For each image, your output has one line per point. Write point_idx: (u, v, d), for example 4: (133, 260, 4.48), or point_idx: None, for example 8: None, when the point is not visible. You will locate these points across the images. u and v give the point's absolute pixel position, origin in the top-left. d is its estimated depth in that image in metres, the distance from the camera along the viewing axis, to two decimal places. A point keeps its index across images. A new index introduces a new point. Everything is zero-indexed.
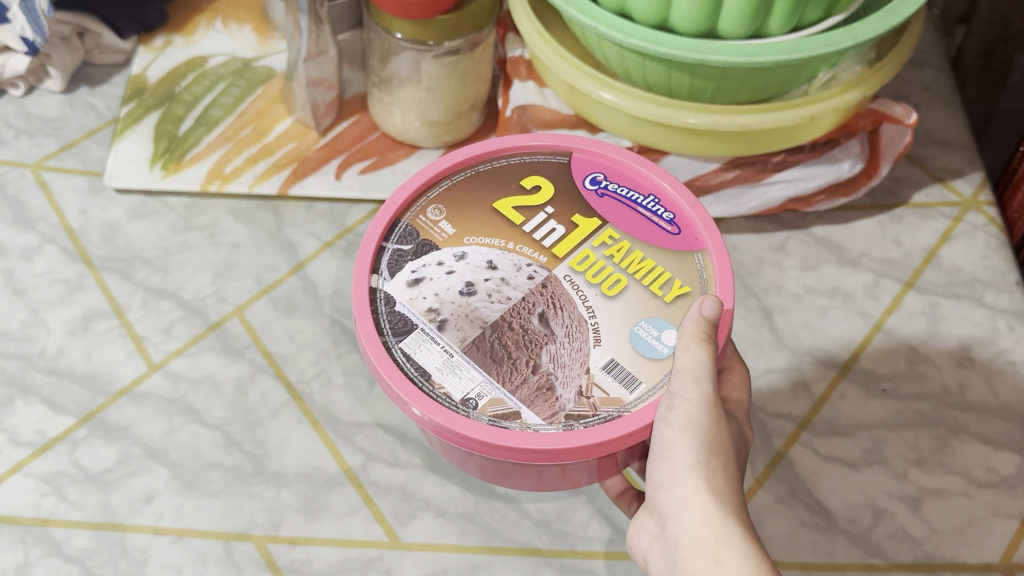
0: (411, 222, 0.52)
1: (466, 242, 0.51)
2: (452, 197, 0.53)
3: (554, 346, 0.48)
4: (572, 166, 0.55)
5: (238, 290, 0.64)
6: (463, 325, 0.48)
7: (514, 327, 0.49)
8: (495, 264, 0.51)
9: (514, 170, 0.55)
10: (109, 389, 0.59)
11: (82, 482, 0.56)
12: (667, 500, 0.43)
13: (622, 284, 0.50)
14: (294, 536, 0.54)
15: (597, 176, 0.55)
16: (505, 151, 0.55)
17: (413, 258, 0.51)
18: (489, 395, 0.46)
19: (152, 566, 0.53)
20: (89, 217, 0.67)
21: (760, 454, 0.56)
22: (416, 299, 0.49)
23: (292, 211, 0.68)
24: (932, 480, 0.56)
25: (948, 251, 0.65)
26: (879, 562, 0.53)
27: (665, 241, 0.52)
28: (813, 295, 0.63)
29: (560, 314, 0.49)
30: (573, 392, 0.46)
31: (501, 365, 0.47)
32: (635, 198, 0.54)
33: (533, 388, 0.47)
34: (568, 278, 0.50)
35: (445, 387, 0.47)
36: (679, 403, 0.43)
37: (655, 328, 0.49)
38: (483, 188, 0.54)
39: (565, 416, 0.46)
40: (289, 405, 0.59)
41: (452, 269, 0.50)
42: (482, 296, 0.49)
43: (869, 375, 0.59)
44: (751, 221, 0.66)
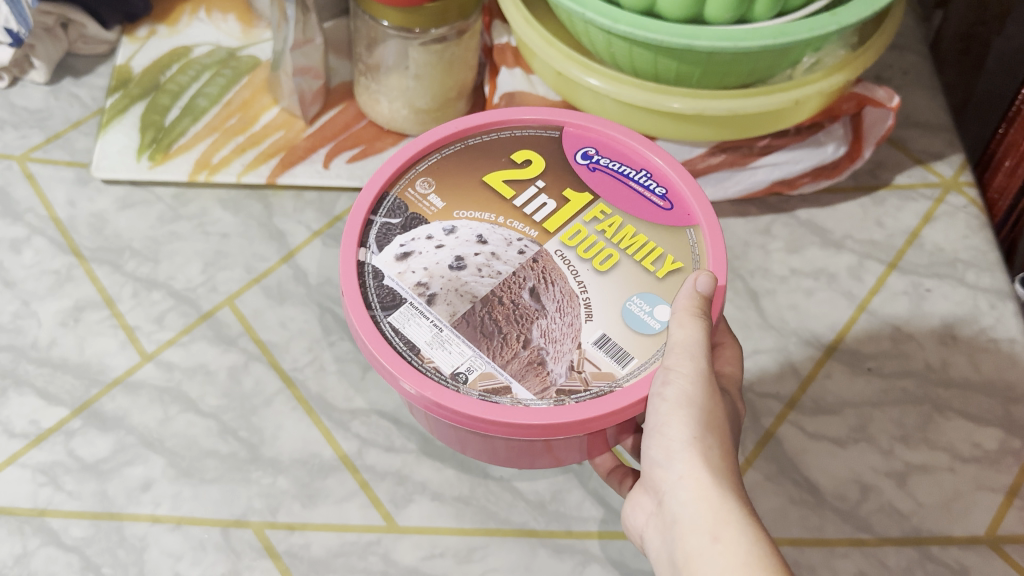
0: (400, 195, 0.53)
1: (456, 216, 0.52)
2: (442, 170, 0.54)
3: (546, 321, 0.49)
4: (562, 141, 0.56)
5: (229, 279, 0.64)
6: (453, 300, 0.49)
7: (504, 301, 0.49)
8: (484, 238, 0.51)
9: (503, 145, 0.55)
10: (103, 379, 0.59)
11: (78, 472, 0.56)
12: (664, 476, 0.43)
13: (613, 259, 0.51)
14: (292, 521, 0.55)
15: (588, 151, 0.55)
16: (493, 125, 0.56)
17: (401, 232, 0.51)
18: (479, 369, 0.47)
19: (151, 554, 0.53)
20: (77, 208, 0.67)
21: (749, 434, 0.57)
22: (405, 274, 0.50)
23: (281, 200, 0.68)
24: (918, 456, 0.57)
25: (930, 232, 0.66)
26: (868, 537, 0.54)
27: (658, 216, 0.53)
28: (799, 277, 0.64)
29: (551, 289, 0.50)
30: (564, 367, 0.47)
31: (492, 339, 0.48)
32: (626, 173, 0.55)
33: (524, 362, 0.47)
34: (559, 253, 0.51)
35: (435, 361, 0.47)
36: (674, 377, 0.44)
37: (648, 303, 0.49)
38: (473, 162, 0.54)
39: (556, 392, 0.46)
40: (283, 392, 0.59)
41: (442, 243, 0.51)
42: (471, 270, 0.50)
43: (854, 354, 0.61)
44: (737, 205, 0.67)
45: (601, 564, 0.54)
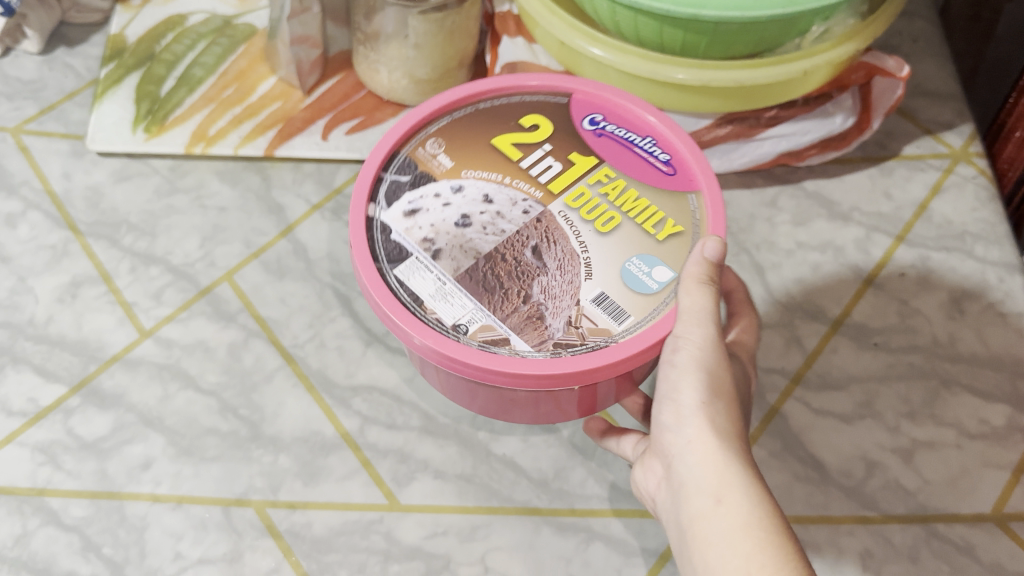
0: (410, 154, 0.52)
1: (463, 174, 0.51)
2: (451, 130, 0.52)
3: (546, 278, 0.48)
4: (571, 107, 0.54)
5: (228, 253, 0.63)
6: (458, 256, 0.48)
7: (506, 259, 0.48)
8: (490, 196, 0.50)
9: (512, 108, 0.54)
10: (101, 356, 0.59)
11: (78, 451, 0.56)
12: (672, 441, 0.43)
13: (615, 222, 0.50)
14: (293, 500, 0.54)
15: (596, 117, 0.54)
16: (502, 90, 0.54)
17: (410, 189, 0.50)
18: (479, 321, 0.46)
19: (153, 533, 0.53)
20: (73, 181, 0.66)
21: (754, 409, 0.57)
22: (412, 229, 0.49)
23: (279, 171, 0.67)
24: (925, 433, 0.56)
25: (939, 203, 0.65)
26: (873, 514, 0.54)
27: (661, 181, 0.52)
28: (805, 250, 0.63)
29: (553, 248, 0.49)
30: (562, 322, 0.46)
31: (493, 294, 0.47)
32: (632, 139, 0.53)
33: (523, 317, 0.47)
34: (562, 214, 0.50)
35: (437, 312, 0.47)
36: (684, 345, 0.44)
37: (646, 264, 0.48)
38: (482, 125, 0.53)
39: (553, 342, 0.46)
40: (283, 369, 0.59)
41: (449, 202, 0.50)
42: (476, 225, 0.49)
43: (861, 329, 0.60)
44: (743, 176, 0.66)
45: (604, 543, 0.53)
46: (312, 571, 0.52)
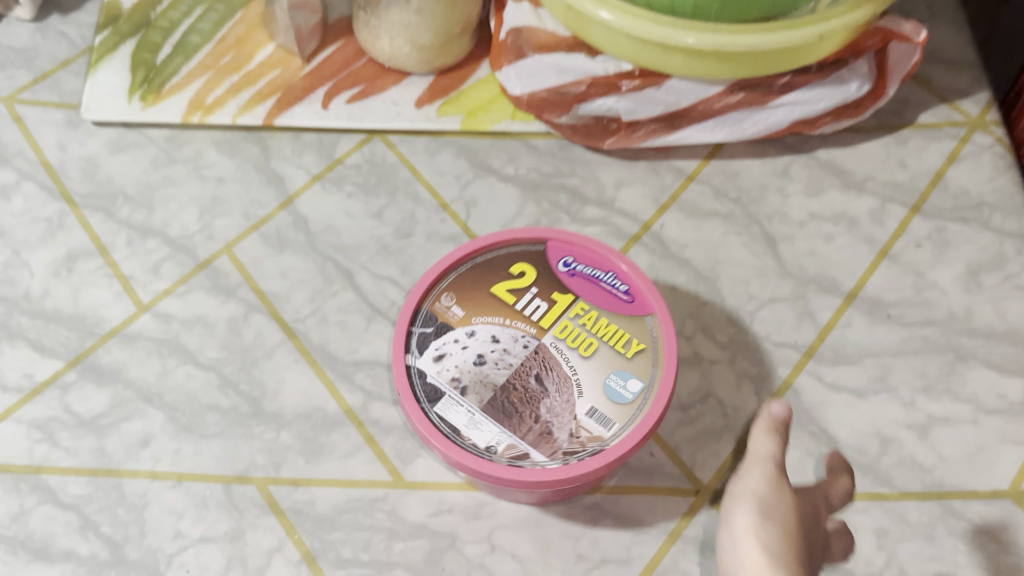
0: (431, 308, 0.50)
1: (476, 321, 0.49)
2: (463, 284, 0.51)
3: (550, 400, 0.47)
4: (545, 252, 0.52)
5: (226, 226, 0.62)
6: (481, 391, 0.47)
7: (517, 386, 0.47)
8: (497, 337, 0.49)
9: (495, 262, 0.52)
10: (98, 331, 0.58)
11: (75, 428, 0.54)
12: (727, 561, 0.49)
13: (593, 346, 0.48)
14: (296, 477, 0.53)
15: (567, 260, 0.52)
16: (490, 247, 0.52)
17: (436, 338, 0.49)
18: (505, 441, 0.45)
19: (152, 512, 0.52)
20: (67, 152, 0.65)
21: (765, 384, 0.56)
22: (441, 372, 0.47)
23: (279, 142, 0.66)
24: (941, 408, 0.55)
25: (955, 173, 0.64)
26: (888, 491, 0.53)
27: (621, 308, 0.50)
28: (818, 221, 0.62)
29: (551, 372, 0.48)
30: (567, 433, 0.46)
31: (511, 417, 0.46)
32: (598, 276, 0.51)
33: (536, 432, 0.46)
34: (555, 345, 0.49)
35: (471, 437, 0.46)
36: (749, 473, 0.50)
37: (622, 378, 0.47)
38: (476, 283, 0.51)
39: (562, 452, 0.45)
40: (284, 344, 0.57)
41: (467, 345, 0.48)
42: (489, 362, 0.48)
43: (875, 301, 0.58)
44: (754, 145, 0.65)
45: (609, 521, 0.52)
46: (315, 549, 0.51)
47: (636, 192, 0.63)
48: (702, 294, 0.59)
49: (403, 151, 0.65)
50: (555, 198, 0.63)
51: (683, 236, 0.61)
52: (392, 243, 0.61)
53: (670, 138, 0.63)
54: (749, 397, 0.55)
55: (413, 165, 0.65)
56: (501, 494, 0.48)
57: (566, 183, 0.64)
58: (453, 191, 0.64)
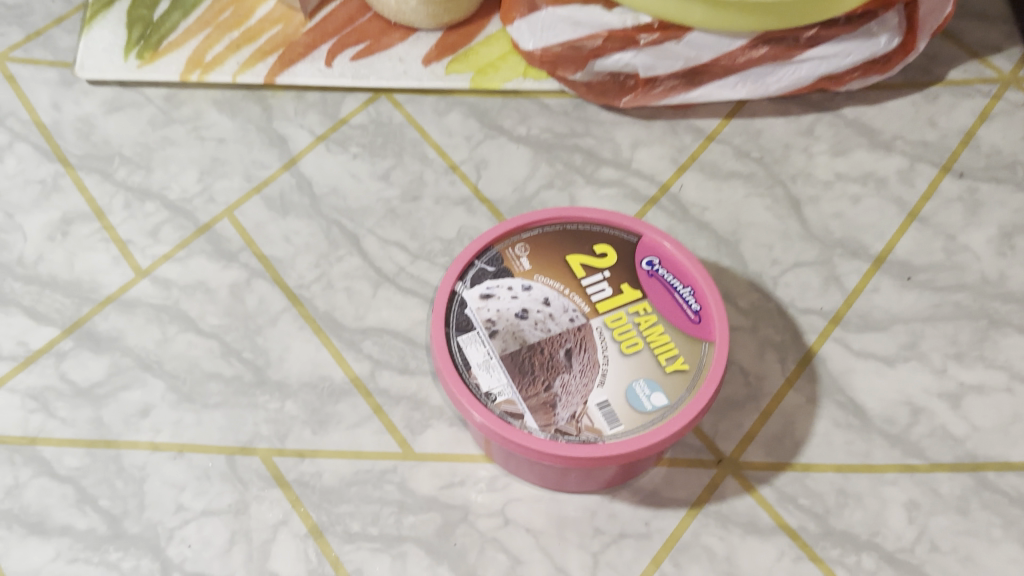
0: (502, 250, 0.50)
1: (537, 278, 0.50)
2: (543, 243, 0.51)
3: (568, 376, 0.46)
4: (634, 243, 0.51)
5: (227, 188, 0.59)
6: (508, 340, 0.47)
7: (544, 351, 0.47)
8: (549, 300, 0.49)
9: (586, 234, 0.51)
10: (95, 297, 0.55)
11: (71, 398, 0.52)
12: None
13: (634, 348, 0.47)
14: (302, 449, 0.51)
15: (652, 259, 0.50)
16: (587, 220, 0.52)
17: (492, 278, 0.50)
18: (507, 393, 0.46)
19: (152, 484, 0.50)
20: (62, 112, 0.62)
21: (791, 352, 0.53)
22: (481, 309, 0.48)
23: (281, 101, 0.63)
24: (974, 376, 0.53)
25: (987, 131, 0.61)
26: (919, 463, 0.50)
27: (681, 322, 0.48)
28: (845, 182, 0.59)
29: (581, 354, 0.47)
30: (568, 414, 0.45)
31: (524, 375, 0.46)
32: (673, 284, 0.50)
33: (539, 399, 0.46)
34: (598, 331, 0.48)
35: (478, 378, 0.46)
36: None
37: (648, 388, 0.46)
38: (558, 245, 0.51)
39: (555, 428, 0.45)
40: (289, 311, 0.55)
41: (517, 296, 0.49)
42: (531, 319, 0.48)
43: (904, 265, 0.56)
44: (778, 104, 0.62)
45: (630, 493, 0.50)
46: (323, 523, 0.49)
47: (654, 152, 0.61)
48: (723, 258, 0.57)
49: (411, 110, 0.63)
50: (570, 159, 0.61)
51: (703, 198, 0.59)
52: (400, 206, 0.59)
53: (691, 95, 0.61)
54: (773, 365, 0.53)
55: (421, 126, 0.62)
56: (507, 458, 0.48)
57: (581, 144, 0.61)
58: (463, 151, 0.61)
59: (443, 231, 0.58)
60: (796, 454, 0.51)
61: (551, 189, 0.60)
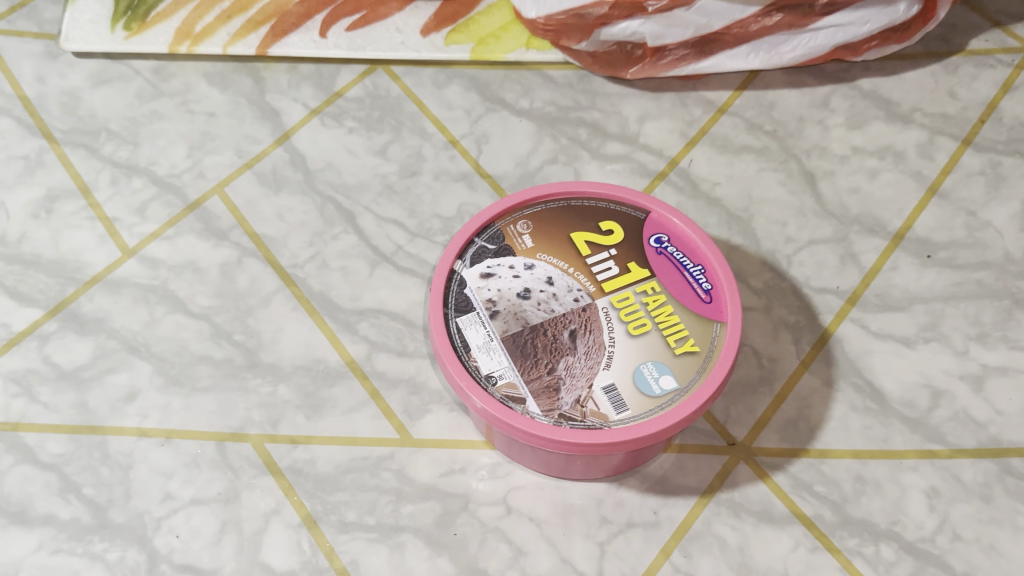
0: (503, 227, 0.48)
1: (539, 256, 0.47)
2: (546, 218, 0.48)
3: (573, 358, 0.44)
4: (641, 219, 0.49)
5: (218, 164, 0.57)
6: (509, 320, 0.45)
7: (547, 332, 0.45)
8: (552, 279, 0.47)
9: (591, 210, 0.49)
10: (80, 278, 0.53)
11: (55, 381, 0.50)
12: None
13: (642, 329, 0.45)
14: (295, 435, 0.49)
15: (661, 237, 0.48)
16: (591, 195, 0.49)
17: (493, 257, 0.47)
18: (509, 376, 0.44)
19: (138, 472, 0.48)
20: (47, 85, 0.60)
21: (805, 333, 0.51)
22: (481, 289, 0.46)
23: (274, 73, 0.61)
24: (997, 358, 0.51)
25: (1009, 103, 0.58)
26: (940, 448, 0.48)
27: (692, 302, 0.46)
28: (861, 156, 0.57)
29: (587, 335, 0.45)
30: (572, 398, 0.43)
31: (527, 357, 0.44)
32: (683, 262, 0.47)
33: (542, 383, 0.44)
34: (605, 311, 0.46)
35: (477, 360, 0.44)
36: None
37: (658, 371, 0.44)
38: (562, 221, 0.48)
39: (559, 413, 0.43)
40: (282, 291, 0.53)
41: (519, 275, 0.47)
42: (533, 300, 0.46)
43: (924, 242, 0.54)
44: (791, 75, 0.60)
45: (638, 480, 0.48)
46: (317, 512, 0.47)
47: (662, 125, 0.58)
48: (735, 236, 0.54)
49: (409, 83, 0.60)
50: (575, 133, 0.58)
51: (714, 173, 0.57)
52: (397, 182, 0.57)
53: (701, 66, 0.59)
54: (787, 347, 0.51)
55: (420, 99, 0.60)
56: (510, 445, 0.46)
57: (586, 118, 0.59)
58: (464, 126, 0.59)
59: (443, 208, 0.56)
60: (812, 440, 0.48)
61: (555, 164, 0.57)
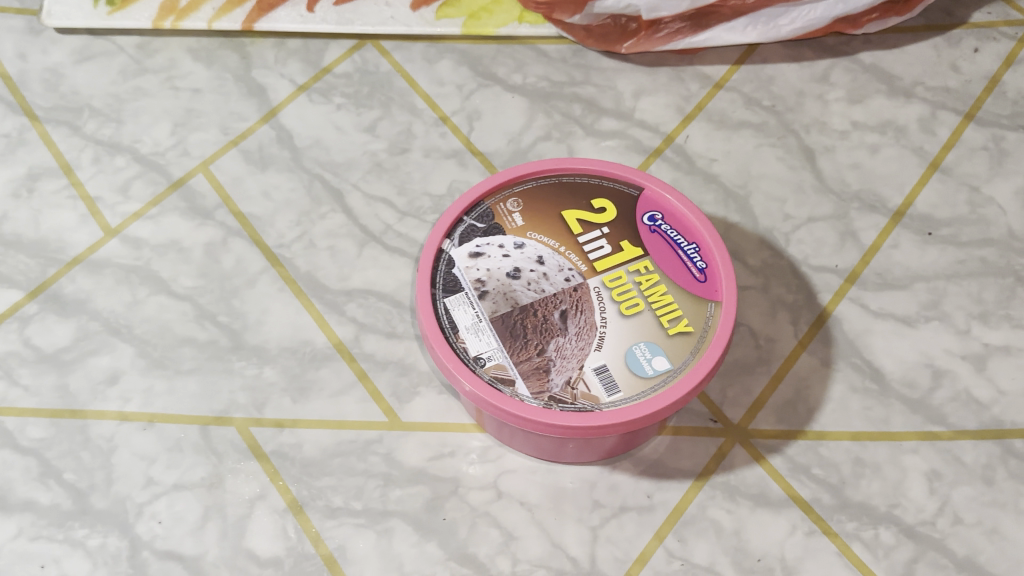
0: (493, 205, 0.47)
1: (530, 235, 0.46)
2: (537, 195, 0.47)
3: (564, 339, 0.43)
4: (634, 197, 0.47)
5: (203, 141, 0.56)
6: (499, 301, 0.44)
7: (537, 313, 0.44)
8: (543, 259, 0.45)
9: (583, 187, 0.48)
10: (62, 258, 0.52)
11: (36, 364, 0.49)
12: None
13: (635, 309, 0.44)
14: (281, 418, 0.48)
15: (654, 214, 0.47)
16: (583, 171, 0.48)
17: (482, 235, 0.46)
18: (498, 358, 0.43)
19: (120, 457, 0.47)
20: (28, 61, 0.58)
21: (804, 313, 0.50)
22: (470, 269, 0.45)
23: (260, 49, 0.59)
24: (1000, 337, 0.49)
25: (1013, 77, 0.57)
26: (941, 430, 0.47)
27: (686, 281, 0.45)
28: (862, 131, 0.56)
29: (578, 315, 0.44)
30: (563, 380, 0.42)
31: (516, 338, 0.43)
32: (677, 240, 0.46)
33: (532, 365, 0.42)
34: (596, 291, 0.44)
35: (465, 342, 0.43)
36: None
37: (650, 352, 0.42)
38: (554, 198, 0.47)
39: (549, 395, 0.41)
40: (268, 272, 0.52)
41: (509, 254, 0.45)
42: (523, 279, 0.45)
43: (926, 219, 0.53)
44: (790, 48, 0.58)
45: (631, 464, 0.46)
46: (303, 497, 0.46)
47: (658, 101, 0.57)
48: (732, 214, 0.53)
49: (399, 58, 0.59)
50: (568, 109, 0.57)
51: (711, 149, 0.55)
52: (387, 159, 0.55)
53: (697, 40, 0.57)
54: (785, 327, 0.50)
55: (410, 74, 0.58)
56: (500, 429, 0.45)
57: (580, 93, 0.58)
58: (455, 102, 0.57)
59: (433, 186, 0.55)
60: (809, 422, 0.47)
61: (548, 141, 0.56)
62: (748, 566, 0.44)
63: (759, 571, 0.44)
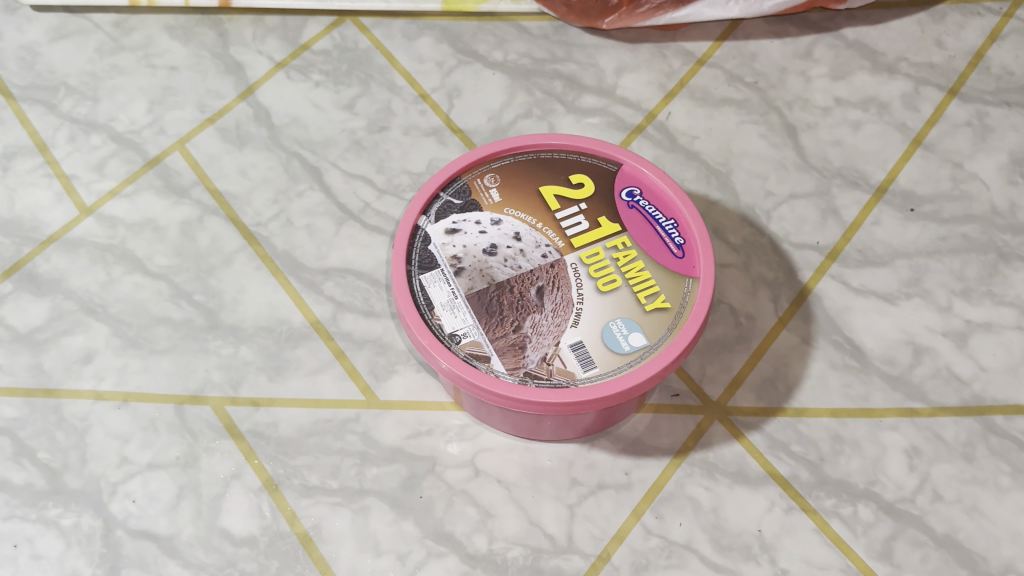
0: (470, 181, 0.46)
1: (507, 211, 0.45)
2: (514, 172, 0.46)
3: (540, 315, 0.43)
4: (612, 173, 0.47)
5: (179, 119, 0.55)
6: (475, 278, 0.44)
7: (514, 289, 0.43)
8: (519, 235, 0.45)
9: (561, 163, 0.47)
10: (36, 237, 0.52)
11: (10, 344, 0.49)
12: None
13: (611, 285, 0.43)
14: (256, 397, 0.47)
15: (633, 191, 0.46)
16: (561, 147, 0.47)
17: (458, 212, 0.45)
18: (473, 335, 0.42)
19: (94, 436, 0.46)
20: (4, 40, 0.58)
21: (784, 290, 0.50)
22: (446, 246, 0.44)
23: (237, 25, 0.59)
24: (981, 313, 0.49)
25: (997, 52, 0.57)
26: (921, 406, 0.47)
27: (664, 257, 0.44)
28: (845, 107, 0.55)
29: (555, 292, 0.43)
30: (539, 356, 0.41)
31: (492, 315, 0.43)
32: (655, 217, 0.46)
33: (507, 341, 0.42)
34: (573, 267, 0.44)
35: (441, 319, 0.42)
36: None
37: (627, 329, 0.42)
38: (531, 174, 0.46)
39: (525, 371, 0.41)
40: (244, 250, 0.51)
41: (485, 230, 0.45)
42: (499, 256, 0.44)
43: (908, 195, 0.52)
44: (773, 24, 0.58)
45: (610, 441, 0.46)
46: (278, 476, 0.45)
47: (640, 77, 0.57)
48: (713, 191, 0.53)
49: (378, 35, 0.58)
50: (549, 86, 0.57)
51: (693, 126, 0.55)
52: (365, 137, 0.55)
53: (678, 15, 0.56)
54: (765, 305, 0.49)
55: (389, 51, 0.58)
56: (477, 406, 0.45)
57: (561, 70, 0.57)
58: (434, 79, 0.57)
59: (412, 163, 0.54)
60: (789, 399, 0.47)
61: (529, 118, 0.55)
62: (725, 543, 0.44)
63: (737, 548, 0.44)
